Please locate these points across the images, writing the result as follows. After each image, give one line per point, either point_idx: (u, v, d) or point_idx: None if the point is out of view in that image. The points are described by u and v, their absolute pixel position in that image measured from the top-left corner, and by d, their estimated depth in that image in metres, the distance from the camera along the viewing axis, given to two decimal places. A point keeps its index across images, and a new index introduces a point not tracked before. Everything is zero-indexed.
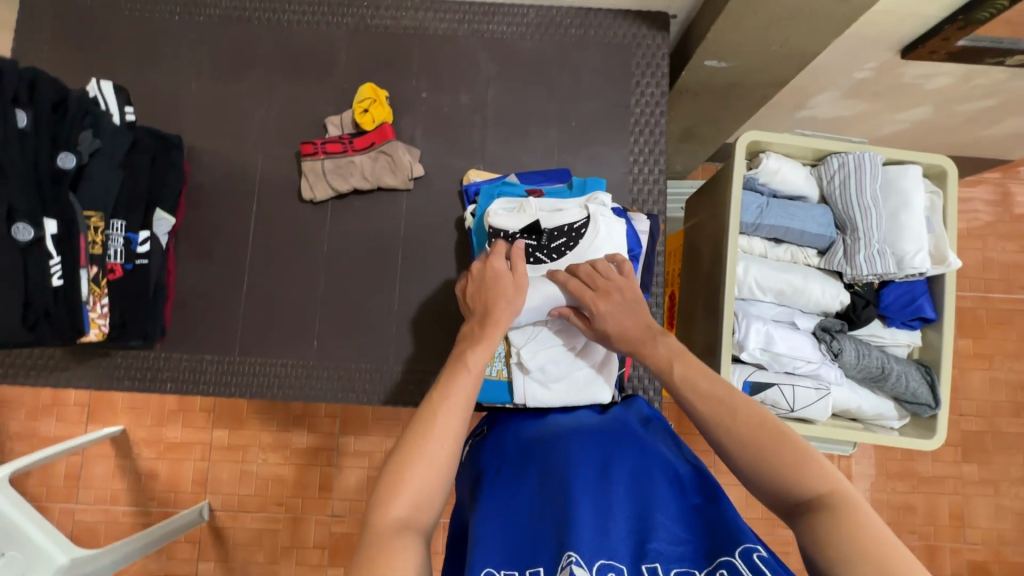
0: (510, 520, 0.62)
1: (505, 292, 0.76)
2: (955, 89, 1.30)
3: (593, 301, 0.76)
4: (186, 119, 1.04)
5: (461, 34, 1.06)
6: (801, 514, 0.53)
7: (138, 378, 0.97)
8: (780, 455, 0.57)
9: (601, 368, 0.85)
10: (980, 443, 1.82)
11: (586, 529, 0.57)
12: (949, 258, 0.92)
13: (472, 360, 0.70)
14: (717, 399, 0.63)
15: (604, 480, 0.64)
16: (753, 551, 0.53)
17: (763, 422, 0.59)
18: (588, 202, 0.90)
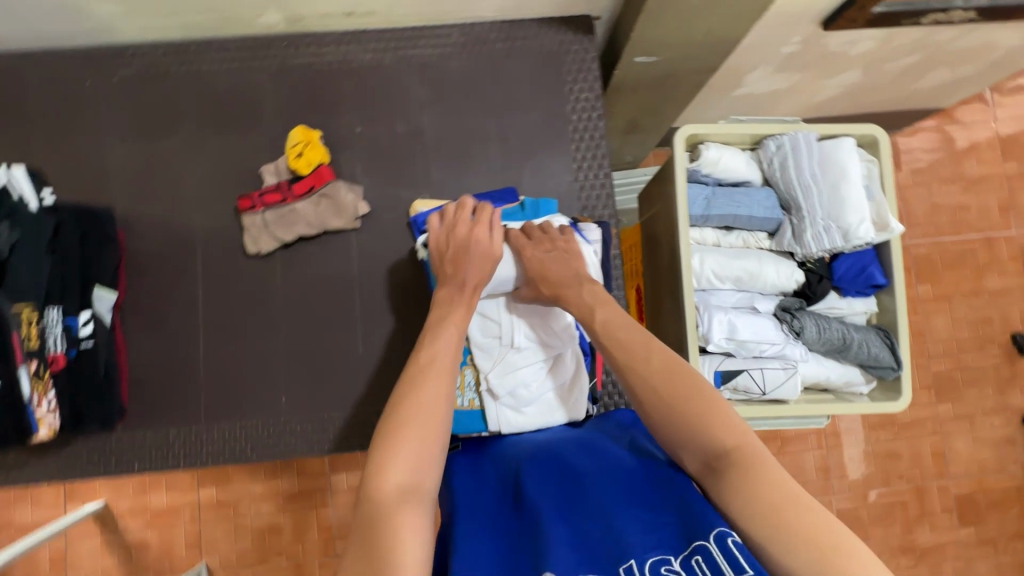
0: (484, 550, 0.61)
1: (485, 258, 0.82)
2: (879, 51, 1.34)
3: (524, 247, 0.84)
4: (112, 187, 0.99)
5: (387, 62, 1.04)
6: (720, 476, 0.57)
7: (102, 464, 0.93)
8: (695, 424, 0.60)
9: (573, 385, 0.85)
10: (951, 381, 1.89)
11: (558, 547, 0.56)
12: (892, 224, 0.94)
13: (454, 319, 0.75)
14: (669, 367, 0.65)
15: (576, 491, 0.64)
16: (726, 534, 0.52)
17: (677, 394, 0.63)
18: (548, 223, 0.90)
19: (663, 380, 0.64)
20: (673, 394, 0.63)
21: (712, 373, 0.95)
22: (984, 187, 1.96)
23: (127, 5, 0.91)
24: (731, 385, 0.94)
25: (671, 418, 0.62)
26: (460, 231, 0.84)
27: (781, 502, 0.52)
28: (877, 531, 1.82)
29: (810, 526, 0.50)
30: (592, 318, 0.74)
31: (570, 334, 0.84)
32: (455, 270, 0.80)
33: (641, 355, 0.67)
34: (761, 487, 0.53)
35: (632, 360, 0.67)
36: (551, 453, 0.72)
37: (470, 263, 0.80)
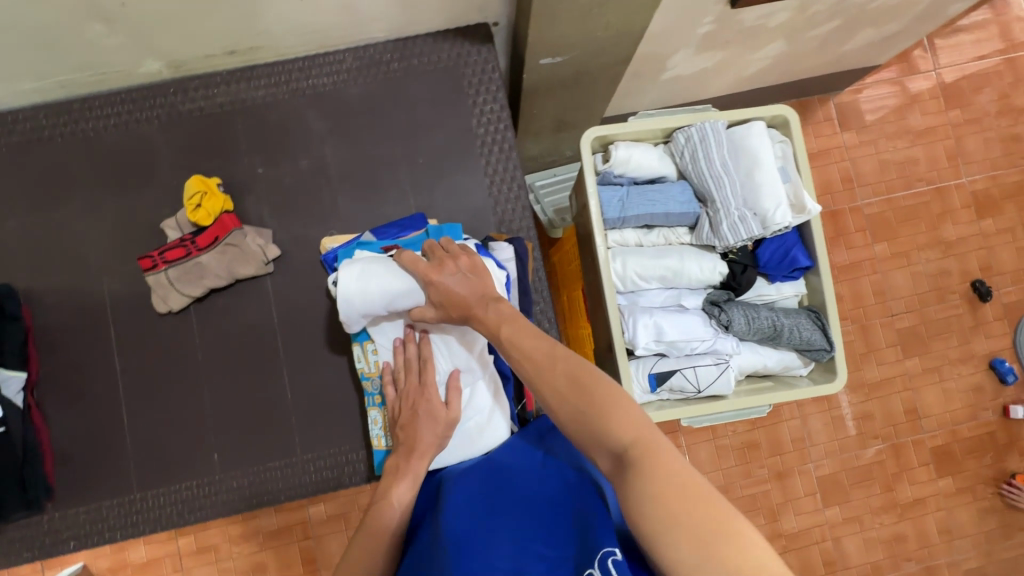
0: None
1: (436, 422, 0.79)
2: (798, 19, 1.31)
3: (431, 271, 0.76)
4: (11, 261, 0.96)
5: (282, 97, 1.00)
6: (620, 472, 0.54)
7: (37, 547, 0.91)
8: (600, 419, 0.58)
9: (491, 412, 0.84)
10: (917, 336, 1.83)
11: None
12: (809, 206, 0.92)
13: (392, 506, 0.72)
14: (570, 368, 0.62)
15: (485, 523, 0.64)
16: (609, 555, 0.54)
17: (581, 393, 0.60)
18: None
19: (570, 380, 0.61)
20: (579, 394, 0.60)
21: (646, 377, 0.94)
22: (932, 138, 1.89)
23: None
24: (665, 387, 0.93)
25: (580, 419, 0.59)
26: (411, 392, 0.81)
27: (678, 495, 0.49)
28: (859, 494, 1.76)
29: (710, 522, 0.47)
30: (499, 334, 0.69)
31: (484, 361, 0.85)
32: (407, 444, 0.78)
33: (545, 359, 0.64)
34: (663, 477, 0.51)
35: (538, 365, 0.64)
36: (471, 482, 0.74)
37: (422, 431, 0.78)
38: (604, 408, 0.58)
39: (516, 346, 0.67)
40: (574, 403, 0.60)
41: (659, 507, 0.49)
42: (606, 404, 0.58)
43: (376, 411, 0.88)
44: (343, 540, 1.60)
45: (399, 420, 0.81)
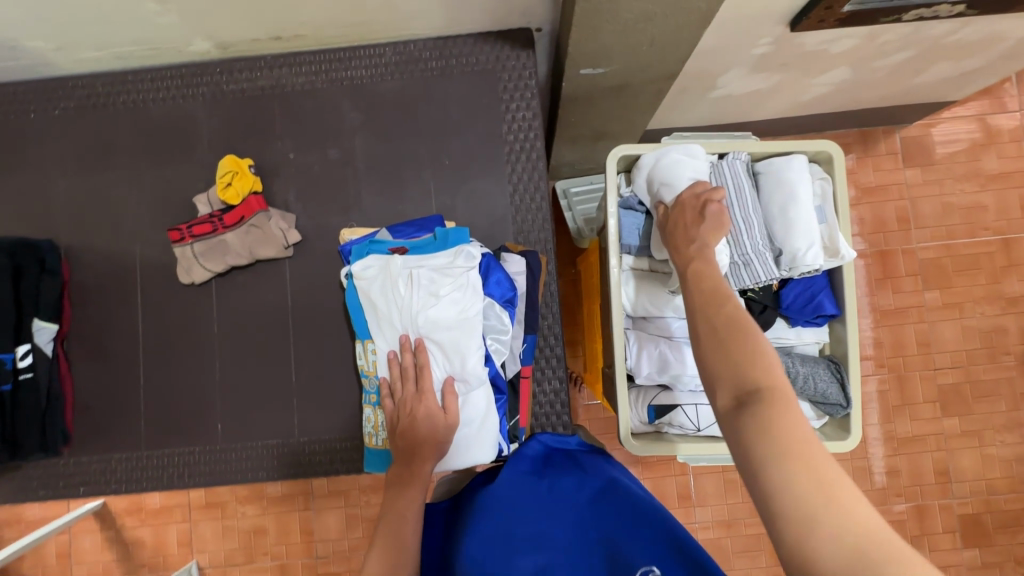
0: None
1: (435, 427, 0.79)
2: (865, 47, 1.22)
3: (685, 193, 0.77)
4: (57, 218, 1.02)
5: (320, 85, 1.02)
6: (751, 414, 0.51)
7: (52, 487, 0.97)
8: (734, 360, 0.55)
9: (482, 425, 0.82)
10: (959, 395, 1.70)
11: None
12: (843, 250, 0.86)
13: (405, 505, 0.71)
14: (739, 321, 0.58)
15: (513, 539, 0.67)
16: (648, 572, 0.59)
17: (729, 339, 0.57)
18: (455, 257, 0.84)
19: (715, 328, 0.58)
20: (728, 333, 0.57)
21: (644, 407, 0.92)
22: (1006, 185, 1.74)
23: (57, 42, 0.91)
24: (664, 420, 0.90)
25: (720, 356, 0.56)
26: (408, 400, 0.81)
27: (807, 469, 0.47)
28: None
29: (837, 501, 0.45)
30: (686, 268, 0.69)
31: (480, 373, 0.82)
32: (408, 451, 0.77)
33: (718, 299, 0.61)
34: (782, 441, 0.49)
35: (708, 302, 0.61)
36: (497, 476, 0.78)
37: (422, 440, 0.77)
38: (745, 352, 0.55)
39: (694, 277, 0.66)
40: (711, 340, 0.58)
41: (772, 466, 0.48)
42: (754, 353, 0.55)
43: (371, 409, 0.88)
44: (341, 517, 1.67)
45: (398, 428, 0.81)
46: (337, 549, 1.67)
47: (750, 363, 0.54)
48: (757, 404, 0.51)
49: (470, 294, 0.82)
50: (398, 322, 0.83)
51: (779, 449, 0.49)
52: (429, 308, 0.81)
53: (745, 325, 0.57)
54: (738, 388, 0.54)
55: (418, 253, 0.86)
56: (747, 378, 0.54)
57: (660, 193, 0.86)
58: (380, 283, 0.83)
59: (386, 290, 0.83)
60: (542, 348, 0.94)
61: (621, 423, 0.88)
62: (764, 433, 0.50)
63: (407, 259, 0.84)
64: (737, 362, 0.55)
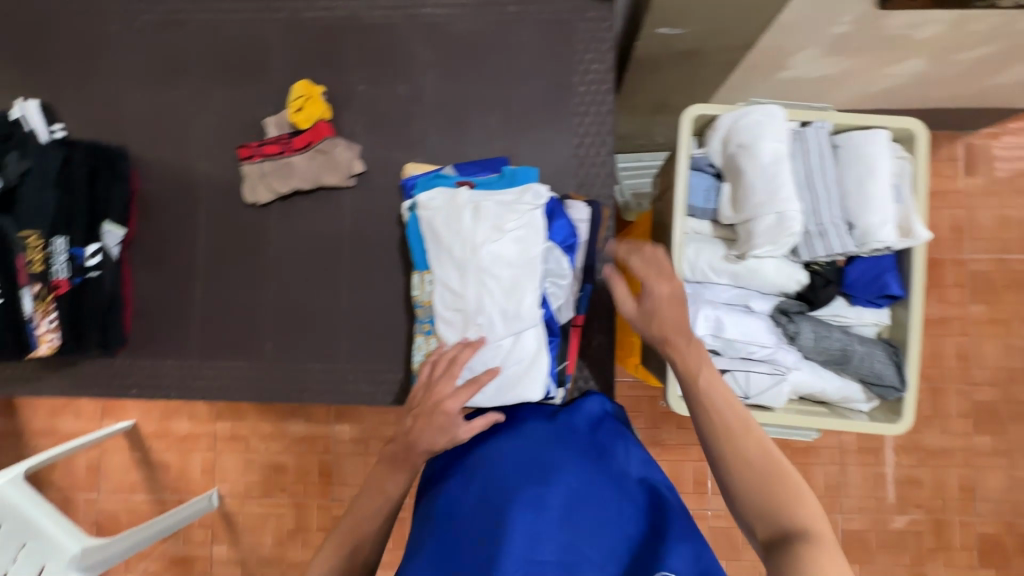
0: (458, 540, 0.65)
1: (443, 432, 0.72)
2: (949, 37, 1.18)
3: (654, 280, 0.75)
4: (126, 128, 1.04)
5: (396, 21, 1.02)
6: (789, 548, 0.55)
7: (103, 385, 1.01)
8: (766, 506, 0.59)
9: (530, 364, 0.83)
10: (992, 412, 1.66)
11: (516, 552, 0.60)
12: (917, 231, 0.84)
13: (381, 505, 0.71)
14: (768, 447, 0.63)
15: (543, 478, 0.67)
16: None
17: (765, 472, 0.61)
18: (523, 194, 0.84)
19: (748, 459, 0.62)
20: (757, 474, 0.61)
21: None
22: None
23: None
24: None
25: (755, 499, 0.60)
26: (436, 395, 0.75)
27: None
28: (882, 560, 1.65)
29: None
30: (694, 374, 0.69)
31: (536, 312, 0.82)
32: (405, 442, 0.73)
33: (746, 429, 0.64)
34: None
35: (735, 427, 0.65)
36: (539, 443, 0.73)
37: (427, 438, 0.72)
38: (779, 485, 0.60)
39: (709, 399, 0.67)
40: (745, 475, 0.61)
41: None
42: (791, 490, 0.59)
43: (423, 337, 0.89)
44: (359, 463, 1.70)
45: (414, 407, 0.76)
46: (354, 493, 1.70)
47: (781, 505, 0.58)
48: (797, 541, 0.55)
49: (534, 233, 0.82)
50: (458, 255, 0.83)
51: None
52: (493, 242, 0.81)
53: (778, 463, 0.61)
54: (778, 526, 0.58)
55: (484, 191, 0.87)
56: (783, 515, 0.58)
57: (736, 155, 0.87)
58: (445, 214, 0.84)
59: (450, 222, 0.84)
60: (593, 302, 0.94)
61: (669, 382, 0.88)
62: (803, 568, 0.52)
63: (473, 195, 0.85)
64: (766, 511, 0.59)
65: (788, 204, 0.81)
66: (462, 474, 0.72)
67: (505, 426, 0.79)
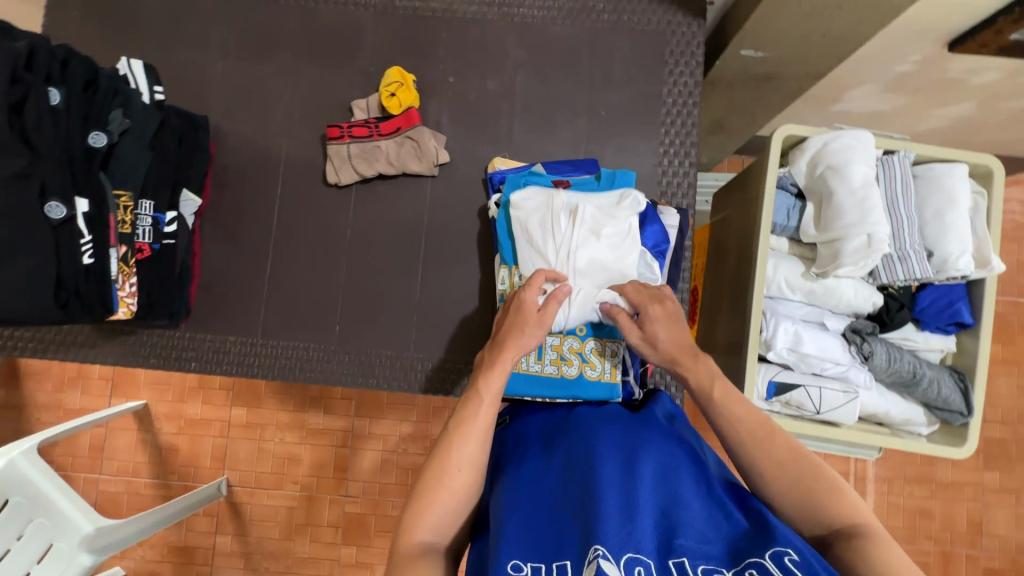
0: (537, 515, 0.58)
1: (528, 322, 0.74)
2: (1002, 85, 1.20)
3: (645, 303, 0.76)
4: (211, 99, 1.03)
5: (490, 18, 1.03)
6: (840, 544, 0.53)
7: (163, 356, 0.98)
8: (806, 511, 0.56)
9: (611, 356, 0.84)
10: (1003, 450, 1.56)
11: (613, 519, 0.52)
12: (993, 262, 0.88)
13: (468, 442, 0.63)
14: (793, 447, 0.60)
15: (632, 456, 0.61)
16: (783, 553, 0.48)
17: (797, 474, 0.57)
18: (621, 201, 0.86)
19: (779, 461, 0.59)
20: (796, 475, 0.57)
21: (766, 383, 0.92)
22: None
23: None
24: (784, 398, 0.92)
25: (795, 507, 0.56)
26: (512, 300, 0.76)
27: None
28: None
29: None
30: (707, 388, 0.66)
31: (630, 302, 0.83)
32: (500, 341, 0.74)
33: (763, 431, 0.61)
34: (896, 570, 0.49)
35: (754, 435, 0.61)
36: (618, 428, 0.67)
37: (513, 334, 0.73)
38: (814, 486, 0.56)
39: (725, 411, 0.63)
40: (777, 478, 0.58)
41: None
42: (830, 489, 0.56)
43: None
44: (377, 460, 1.59)
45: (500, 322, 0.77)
46: (367, 491, 1.59)
47: (829, 505, 0.55)
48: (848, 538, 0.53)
49: (630, 238, 0.84)
50: (552, 258, 0.83)
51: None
52: (589, 246, 0.83)
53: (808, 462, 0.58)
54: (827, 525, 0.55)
55: (578, 196, 0.88)
56: (824, 513, 0.55)
57: (825, 176, 0.90)
58: (539, 215, 0.85)
59: (545, 224, 0.85)
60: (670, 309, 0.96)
61: (745, 392, 0.90)
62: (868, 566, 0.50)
63: (569, 202, 0.87)
64: (810, 518, 0.56)
65: (877, 226, 0.84)
66: (540, 452, 0.67)
67: (578, 419, 0.72)
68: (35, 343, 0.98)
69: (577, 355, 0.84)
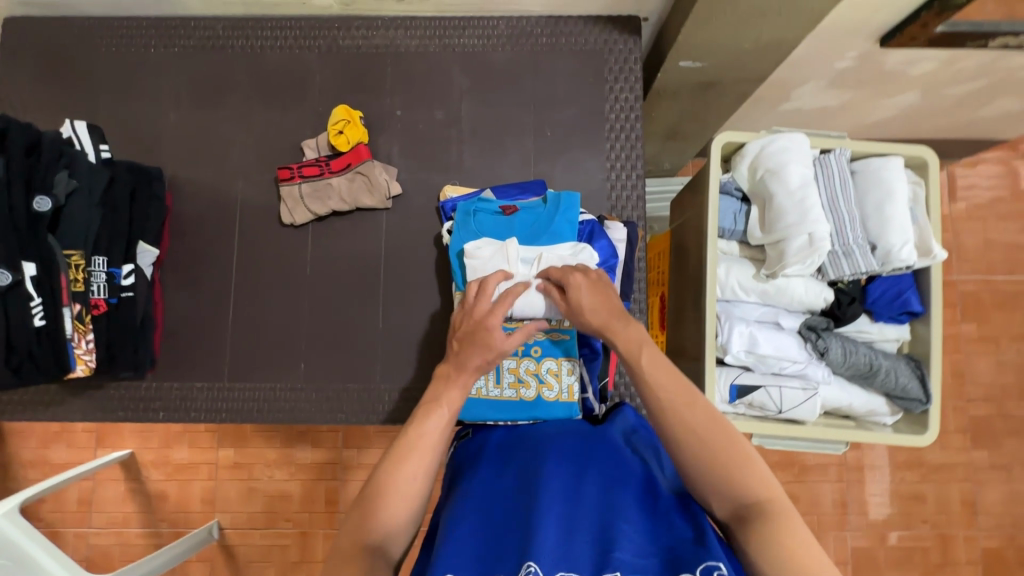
0: (480, 523, 0.59)
1: (489, 350, 0.71)
2: (942, 73, 1.23)
3: (568, 273, 0.75)
4: (165, 150, 1.05)
5: (432, 50, 1.05)
6: (744, 522, 0.54)
7: (131, 408, 0.99)
8: (719, 484, 0.56)
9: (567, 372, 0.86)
10: (989, 428, 1.57)
11: (547, 539, 0.53)
12: (935, 250, 0.90)
13: (421, 446, 0.64)
14: (713, 418, 0.59)
15: (579, 479, 0.62)
16: (714, 568, 0.49)
17: (712, 446, 0.57)
18: (576, 253, 0.86)
19: (696, 435, 0.58)
20: (711, 451, 0.57)
21: (728, 386, 0.94)
22: None
23: None
24: (746, 400, 0.93)
25: (708, 481, 0.57)
26: (478, 314, 0.74)
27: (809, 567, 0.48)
28: None
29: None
30: (630, 354, 0.65)
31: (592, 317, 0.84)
32: (457, 362, 0.71)
33: (685, 400, 0.60)
34: (792, 549, 0.50)
35: (674, 402, 0.60)
36: (568, 444, 0.69)
37: (474, 354, 0.71)
38: (727, 459, 0.56)
39: (646, 380, 0.62)
40: (692, 449, 0.58)
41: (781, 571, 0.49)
42: (740, 465, 0.56)
43: None
44: None
45: (458, 333, 0.75)
46: None
47: (736, 477, 0.56)
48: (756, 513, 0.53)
49: None
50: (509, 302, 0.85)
51: (786, 561, 0.49)
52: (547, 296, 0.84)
53: (725, 434, 0.58)
54: (735, 499, 0.55)
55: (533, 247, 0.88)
56: (734, 487, 0.55)
57: (765, 179, 0.92)
58: (494, 264, 0.86)
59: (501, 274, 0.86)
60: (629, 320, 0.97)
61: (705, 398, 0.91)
62: (770, 543, 0.51)
63: (530, 258, 0.87)
64: (720, 488, 0.56)
65: (817, 225, 0.86)
66: (491, 468, 0.68)
67: (534, 438, 0.73)
68: (5, 405, 0.99)
69: (534, 377, 0.86)
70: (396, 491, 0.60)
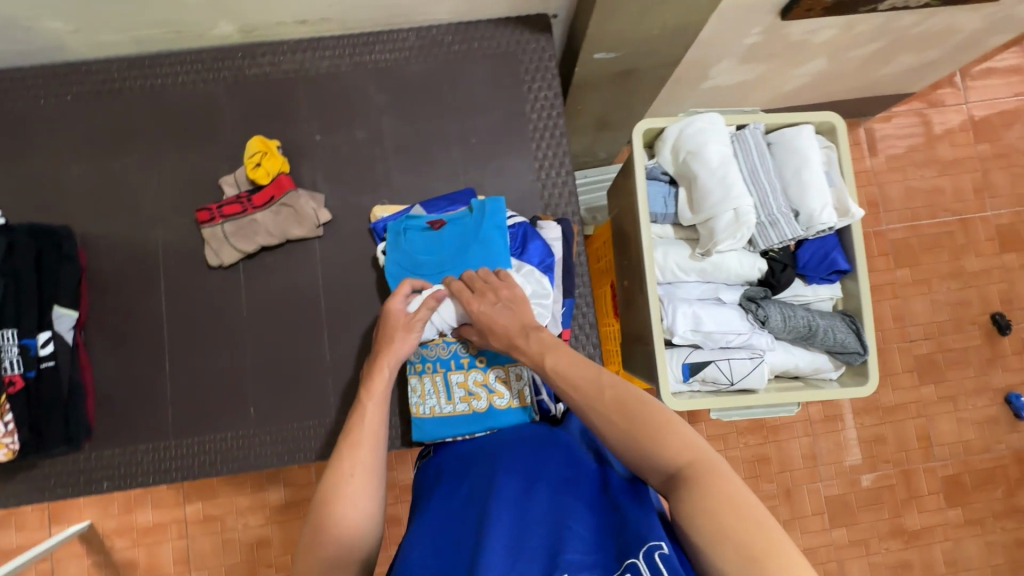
0: (434, 547, 0.59)
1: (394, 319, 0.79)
2: (842, 38, 1.29)
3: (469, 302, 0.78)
4: (72, 205, 0.99)
5: (345, 69, 1.03)
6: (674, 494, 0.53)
7: (72, 483, 0.93)
8: (647, 459, 0.56)
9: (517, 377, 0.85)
10: (933, 364, 1.66)
11: (497, 551, 0.53)
12: (852, 209, 0.94)
13: (359, 439, 0.66)
14: (632, 397, 0.60)
15: (532, 482, 0.62)
16: (655, 548, 0.49)
17: (633, 422, 0.58)
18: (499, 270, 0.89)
19: (619, 417, 0.59)
20: (635, 429, 0.57)
21: (680, 365, 0.96)
22: None
23: (77, 23, 0.89)
24: (699, 377, 0.95)
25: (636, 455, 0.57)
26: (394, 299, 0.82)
27: (730, 523, 0.47)
28: (865, 519, 1.59)
29: (770, 562, 0.44)
30: (555, 368, 0.67)
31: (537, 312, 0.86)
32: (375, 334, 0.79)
33: (593, 392, 0.62)
34: (716, 505, 0.49)
35: (587, 395, 0.62)
36: (522, 452, 0.68)
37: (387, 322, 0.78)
38: (649, 433, 0.56)
39: (569, 381, 0.64)
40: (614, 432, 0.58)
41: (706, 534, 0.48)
42: (663, 437, 0.56)
43: (416, 378, 0.88)
44: None
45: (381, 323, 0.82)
46: None
47: (660, 449, 0.55)
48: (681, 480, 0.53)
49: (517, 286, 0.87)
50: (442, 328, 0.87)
51: (710, 522, 0.48)
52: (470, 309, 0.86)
53: (647, 411, 0.58)
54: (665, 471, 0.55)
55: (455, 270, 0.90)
56: (661, 459, 0.55)
57: (687, 161, 0.94)
58: None
59: None
60: (576, 315, 0.98)
61: (660, 382, 0.93)
62: (696, 506, 0.50)
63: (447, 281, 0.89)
64: (649, 460, 0.56)
65: (740, 200, 0.89)
66: (447, 489, 0.68)
67: (489, 450, 0.72)
68: None
69: (484, 388, 0.85)
70: (340, 491, 0.62)
